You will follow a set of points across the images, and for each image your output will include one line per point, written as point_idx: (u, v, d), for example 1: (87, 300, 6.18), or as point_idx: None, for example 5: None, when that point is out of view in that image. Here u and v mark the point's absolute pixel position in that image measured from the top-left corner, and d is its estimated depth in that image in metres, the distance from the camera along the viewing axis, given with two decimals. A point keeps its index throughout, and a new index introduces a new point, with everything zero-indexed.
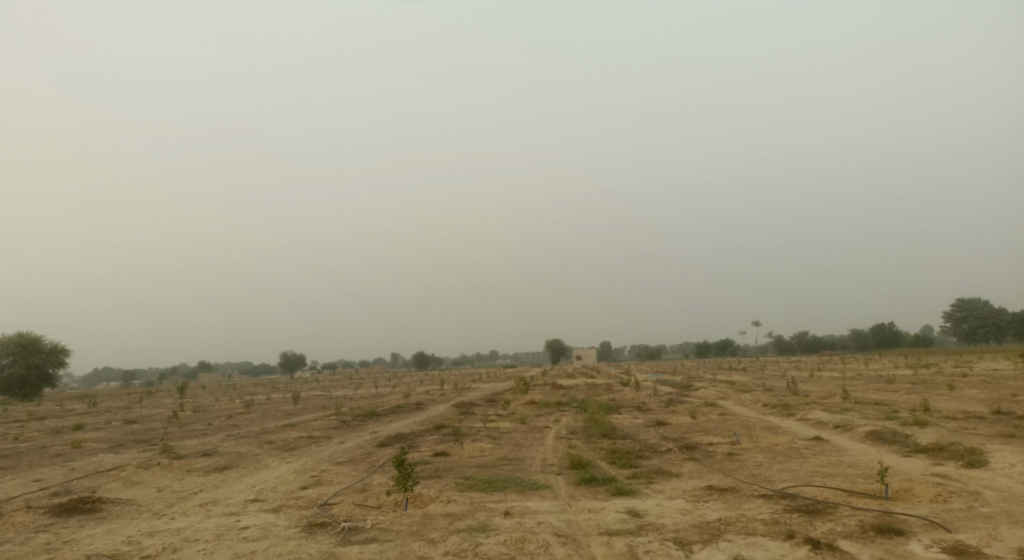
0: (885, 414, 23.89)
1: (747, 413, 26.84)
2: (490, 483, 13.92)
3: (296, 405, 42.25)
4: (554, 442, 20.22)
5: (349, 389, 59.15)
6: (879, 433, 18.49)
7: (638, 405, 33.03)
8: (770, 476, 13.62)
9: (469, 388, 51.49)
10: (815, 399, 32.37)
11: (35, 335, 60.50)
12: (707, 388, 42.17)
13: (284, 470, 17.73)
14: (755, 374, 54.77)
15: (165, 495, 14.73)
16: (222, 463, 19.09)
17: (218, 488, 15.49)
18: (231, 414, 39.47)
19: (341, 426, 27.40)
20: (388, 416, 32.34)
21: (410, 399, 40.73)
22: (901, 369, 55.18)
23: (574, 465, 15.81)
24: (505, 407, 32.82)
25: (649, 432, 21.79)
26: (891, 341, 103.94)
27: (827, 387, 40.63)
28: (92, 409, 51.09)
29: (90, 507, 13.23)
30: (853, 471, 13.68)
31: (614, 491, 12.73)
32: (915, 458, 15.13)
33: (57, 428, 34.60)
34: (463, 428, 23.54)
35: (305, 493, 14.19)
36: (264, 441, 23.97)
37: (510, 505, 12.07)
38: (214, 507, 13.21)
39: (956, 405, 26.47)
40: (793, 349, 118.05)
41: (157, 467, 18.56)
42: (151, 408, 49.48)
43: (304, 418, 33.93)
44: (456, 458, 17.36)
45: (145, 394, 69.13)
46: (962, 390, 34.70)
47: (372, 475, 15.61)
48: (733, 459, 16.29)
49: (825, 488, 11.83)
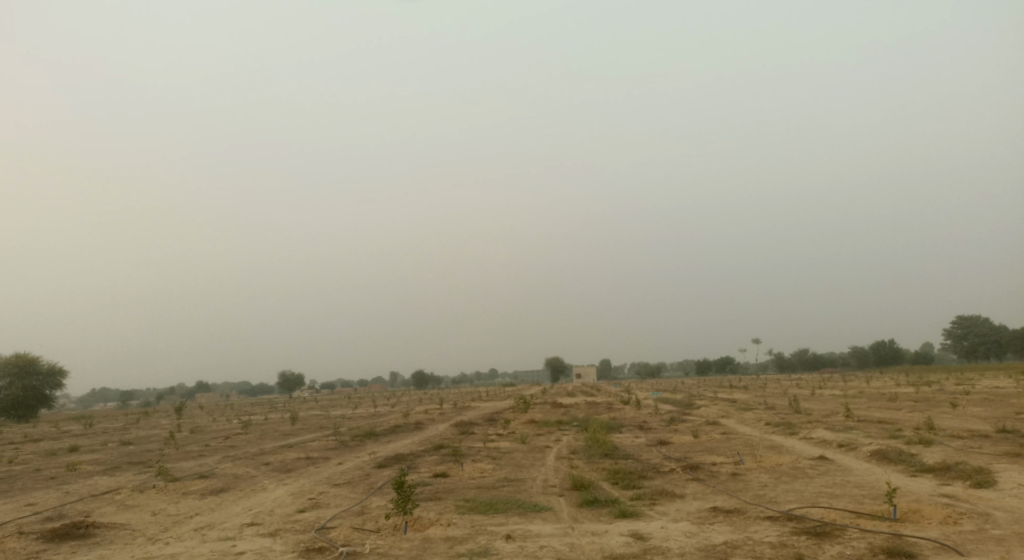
0: (889, 432, 23.65)
1: (750, 431, 26.60)
2: (490, 505, 13.71)
3: (294, 425, 41.92)
4: (555, 462, 19.98)
5: (348, 409, 58.76)
6: (885, 452, 18.28)
7: (640, 424, 32.76)
8: (775, 498, 13.40)
9: (469, 407, 51.16)
10: (818, 418, 32.12)
11: (33, 356, 60.24)
12: (709, 406, 41.91)
13: (282, 492, 17.48)
14: (756, 392, 54.47)
15: (159, 519, 14.49)
16: (219, 485, 18.84)
17: (214, 511, 15.25)
18: (229, 435, 39.13)
19: (339, 447, 27.13)
20: (387, 436, 32.06)
21: (409, 419, 40.41)
22: (904, 386, 54.89)
23: (576, 486, 15.59)
24: (505, 426, 32.55)
25: (651, 452, 21.55)
26: (892, 358, 103.66)
27: (830, 405, 40.36)
28: (89, 430, 50.66)
29: (83, 532, 12.99)
30: (860, 491, 13.48)
31: (618, 512, 12.51)
32: (922, 478, 14.92)
33: (53, 450, 34.26)
34: (463, 449, 23.28)
35: (302, 516, 13.96)
36: (261, 462, 23.70)
37: (512, 528, 11.85)
38: (210, 531, 12.98)
39: (961, 423, 26.24)
40: (794, 367, 117.69)
41: (153, 490, 18.30)
42: (148, 429, 49.09)
43: (302, 438, 33.62)
44: (456, 479, 17.13)
45: (142, 415, 68.65)
46: (966, 408, 34.46)
47: (370, 498, 15.38)
48: (737, 479, 16.08)
49: (832, 509, 11.62)
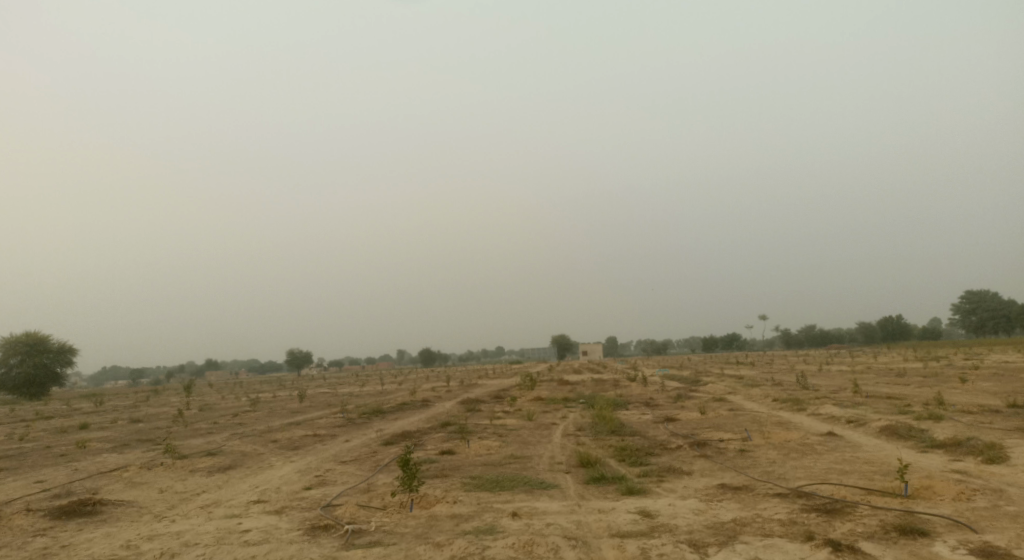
0: (898, 407, 23.47)
1: (756, 408, 26.49)
2: (497, 482, 13.62)
3: (301, 403, 42.15)
4: (562, 439, 19.93)
5: (355, 386, 59.05)
6: (894, 428, 18.13)
7: (647, 401, 32.72)
8: (784, 474, 13.27)
9: (475, 384, 51.19)
10: (826, 394, 31.96)
11: (43, 335, 60.63)
12: (715, 382, 41.77)
13: (288, 469, 17.51)
14: (763, 368, 54.34)
15: (166, 496, 14.51)
16: (226, 463, 18.89)
17: (221, 489, 15.27)
18: (236, 412, 39.33)
19: (346, 424, 27.20)
20: (394, 413, 32.13)
21: (416, 396, 40.56)
22: (911, 362, 54.64)
23: (582, 463, 15.51)
24: (511, 403, 32.56)
25: (658, 428, 21.46)
26: (900, 334, 103.23)
27: (838, 381, 40.19)
28: (100, 408, 51.10)
29: (90, 509, 13.01)
30: (870, 468, 13.31)
31: (625, 490, 12.41)
32: (933, 454, 14.75)
33: (63, 428, 34.57)
34: (469, 426, 23.27)
35: (308, 494, 13.93)
36: (269, 440, 23.77)
37: (518, 505, 11.76)
38: (216, 509, 12.97)
39: (971, 399, 26.01)
40: (801, 343, 117.53)
41: (161, 468, 18.37)
42: (157, 407, 49.47)
43: (309, 416, 33.77)
44: (462, 456, 17.09)
45: (151, 393, 69.09)
46: (975, 383, 34.19)
47: (377, 475, 15.35)
48: (744, 456, 15.95)
49: (842, 486, 11.48)
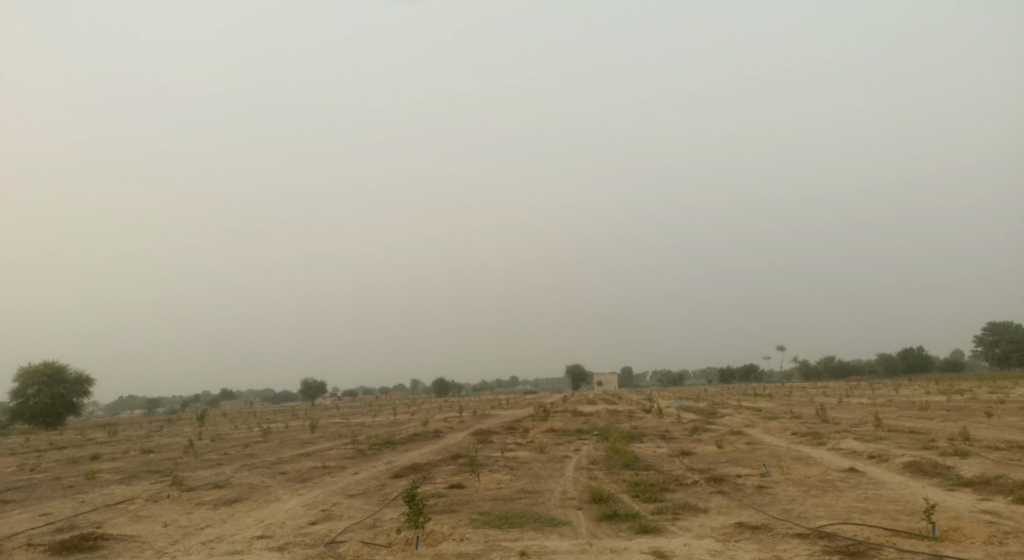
0: (922, 442, 22.75)
1: (775, 441, 25.82)
2: (506, 519, 13.23)
3: (313, 433, 41.87)
4: (574, 473, 19.45)
5: (367, 416, 58.65)
6: (919, 464, 17.51)
7: (662, 433, 32.09)
8: (804, 513, 12.76)
9: (488, 415, 50.64)
10: (846, 427, 31.16)
11: (60, 365, 61.12)
12: (732, 414, 41.05)
13: (295, 502, 17.21)
14: (782, 400, 53.35)
15: (170, 531, 14.25)
16: (233, 495, 18.63)
17: (226, 523, 14.98)
18: (248, 442, 39.08)
19: (356, 456, 26.85)
20: (405, 444, 31.74)
21: (428, 427, 40.16)
22: (934, 394, 53.33)
23: (595, 499, 15.06)
24: (524, 435, 32.08)
25: (674, 462, 20.94)
26: (921, 366, 101.20)
27: (859, 414, 39.21)
28: (113, 438, 51.08)
29: (91, 544, 12.77)
30: (894, 507, 12.78)
31: (638, 528, 11.98)
32: (960, 492, 14.16)
33: (74, 458, 34.49)
34: (480, 458, 22.83)
35: (313, 529, 13.62)
36: (277, 471, 23.48)
37: (527, 544, 11.38)
38: (218, 545, 12.68)
39: (997, 434, 25.18)
40: (819, 375, 115.62)
41: (167, 500, 18.14)
42: (170, 437, 49.36)
43: (320, 446, 33.47)
44: (472, 490, 16.71)
45: (166, 422, 69.02)
46: (1002, 417, 33.18)
47: (384, 510, 15.00)
48: (763, 493, 15.41)
49: (866, 527, 10.97)
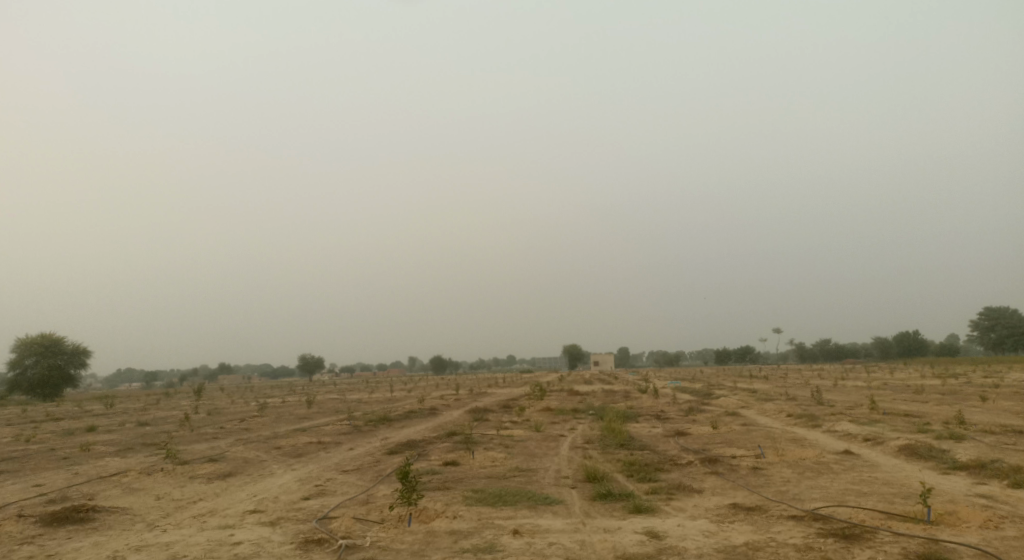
0: (917, 426, 22.76)
1: (771, 423, 25.84)
2: (499, 497, 13.17)
3: (309, 409, 41.93)
4: (569, 452, 19.42)
5: (364, 393, 58.80)
6: (914, 448, 17.49)
7: (657, 413, 32.13)
8: (799, 495, 12.70)
9: (485, 393, 50.74)
10: (842, 410, 31.20)
11: (58, 336, 61.03)
12: (728, 396, 41.14)
13: (289, 478, 17.15)
14: (777, 383, 53.45)
15: (162, 504, 14.18)
16: (226, 470, 18.58)
17: (218, 497, 14.92)
18: (244, 417, 39.15)
19: (352, 432, 26.85)
20: (401, 421, 31.77)
21: (424, 404, 40.23)
22: (929, 379, 53.44)
23: (589, 478, 15.01)
24: (520, 414, 32.13)
25: (668, 443, 20.95)
26: (916, 349, 101.62)
27: (854, 397, 39.26)
28: (110, 410, 51.16)
29: (82, 516, 12.70)
30: (890, 490, 12.73)
31: (632, 508, 11.92)
32: (955, 476, 14.12)
33: (70, 430, 34.51)
34: (475, 436, 22.81)
35: (306, 504, 13.57)
36: (272, 446, 23.46)
37: (520, 522, 11.31)
38: (210, 519, 12.61)
39: (993, 418, 25.23)
40: (815, 357, 116.03)
41: (161, 474, 18.09)
42: (167, 410, 49.46)
43: (316, 422, 33.50)
44: (466, 468, 16.65)
45: (164, 395, 69.19)
46: (996, 402, 33.25)
47: (377, 486, 14.95)
48: (757, 474, 15.37)
49: (861, 510, 10.91)
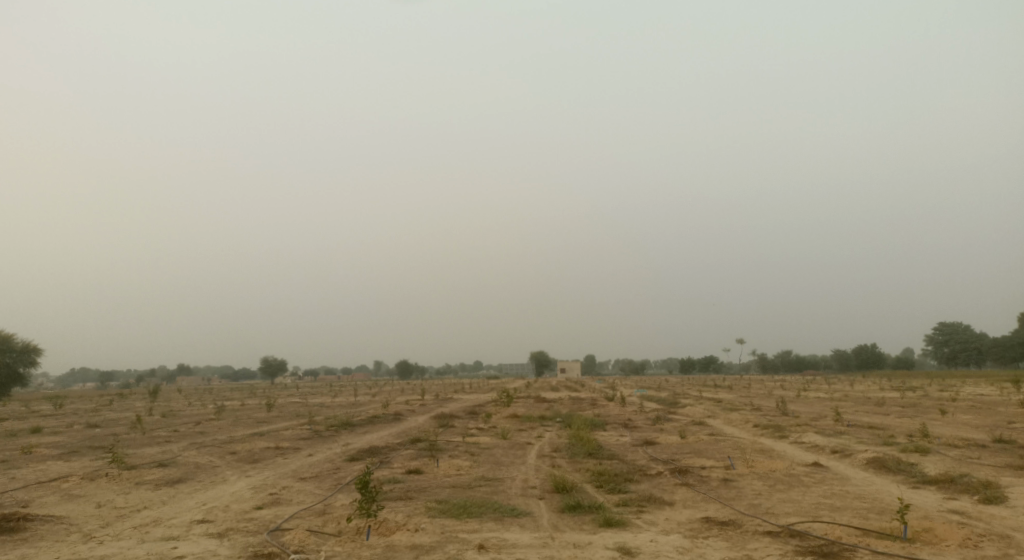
0: (882, 438, 22.85)
1: (738, 433, 25.73)
2: (464, 508, 12.57)
3: (269, 412, 40.67)
4: (536, 461, 18.90)
5: (326, 397, 57.52)
6: (882, 460, 17.41)
7: (625, 422, 31.87)
8: (772, 509, 12.40)
9: (451, 398, 49.96)
10: (807, 421, 31.32)
11: (8, 333, 58.17)
12: (694, 405, 41.20)
13: (242, 485, 16.29)
14: (742, 392, 53.86)
15: (102, 513, 13.23)
16: (176, 475, 17.61)
17: (165, 505, 14.01)
18: (200, 420, 37.72)
19: (312, 437, 25.89)
20: (364, 426, 30.93)
21: (388, 409, 39.34)
22: (888, 391, 54.47)
23: (557, 489, 14.53)
24: (486, 420, 31.57)
25: (637, 452, 20.60)
26: (874, 362, 103.91)
27: (817, 408, 39.57)
28: (59, 411, 49.02)
29: (12, 526, 11.71)
30: (862, 504, 12.50)
31: (602, 521, 11.45)
32: (925, 491, 13.99)
33: (12, 431, 32.72)
34: (440, 443, 22.15)
35: (258, 515, 12.80)
36: (227, 451, 22.45)
37: (485, 537, 10.74)
38: (152, 529, 11.75)
39: (954, 431, 25.51)
40: (776, 369, 117.71)
41: (104, 479, 17.05)
42: (119, 411, 47.51)
43: (276, 426, 32.43)
44: (430, 477, 16.01)
45: (119, 396, 66.64)
46: (955, 415, 33.79)
47: (335, 496, 14.21)
48: (728, 486, 15.05)
49: (836, 525, 10.62)
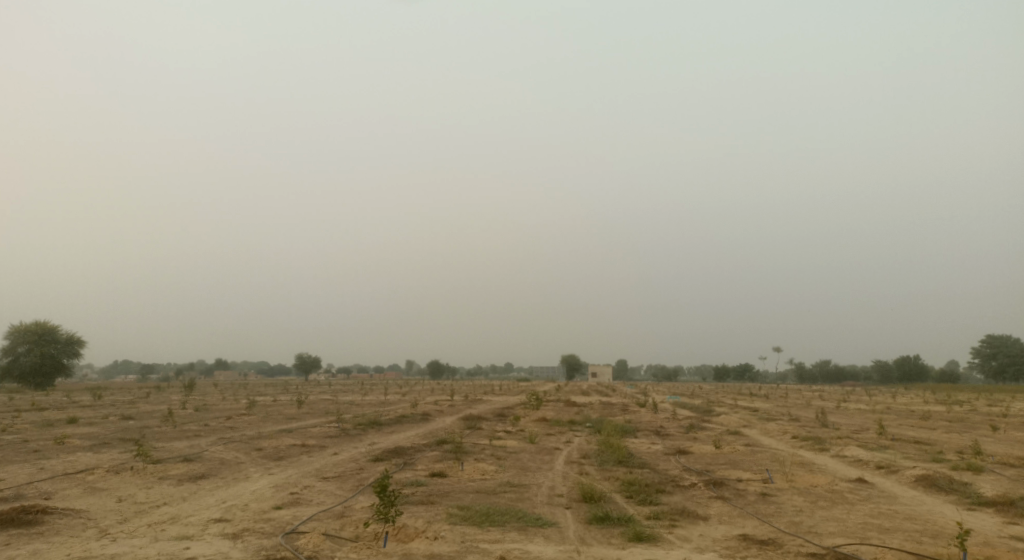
0: (931, 454, 21.65)
1: (775, 445, 24.71)
2: (487, 516, 12.06)
3: (298, 409, 40.72)
4: (564, 467, 18.30)
5: (356, 395, 57.67)
6: (932, 478, 16.38)
7: (657, 429, 31.01)
8: (815, 528, 11.58)
9: (480, 400, 49.41)
10: (848, 433, 30.04)
11: (53, 324, 59.57)
12: (729, 414, 40.03)
13: (264, 483, 16.05)
14: (778, 402, 52.30)
15: (121, 508, 13.07)
16: (200, 471, 17.51)
17: (185, 502, 13.82)
18: (230, 415, 37.87)
19: (338, 436, 25.68)
20: (392, 426, 30.68)
21: (417, 409, 39.05)
22: (933, 405, 52.26)
23: (585, 498, 13.91)
24: (515, 423, 31.02)
25: (669, 461, 19.85)
26: (916, 375, 100.44)
27: (858, 421, 38.11)
28: (97, 402, 49.94)
29: (30, 519, 11.59)
30: (914, 526, 11.60)
31: (632, 535, 10.83)
32: (982, 513, 13.00)
33: (49, 420, 33.34)
34: (466, 445, 21.69)
35: (277, 515, 12.49)
36: (254, 447, 22.35)
37: (507, 548, 10.20)
38: (168, 527, 11.49)
39: (1007, 449, 24.08)
40: (814, 379, 114.76)
41: (129, 473, 16.99)
42: (155, 404, 48.32)
43: (304, 423, 32.37)
44: (454, 480, 15.56)
45: (156, 389, 67.68)
46: (1007, 432, 32.12)
47: (356, 498, 13.83)
48: (767, 501, 14.26)
49: (887, 549, 9.80)
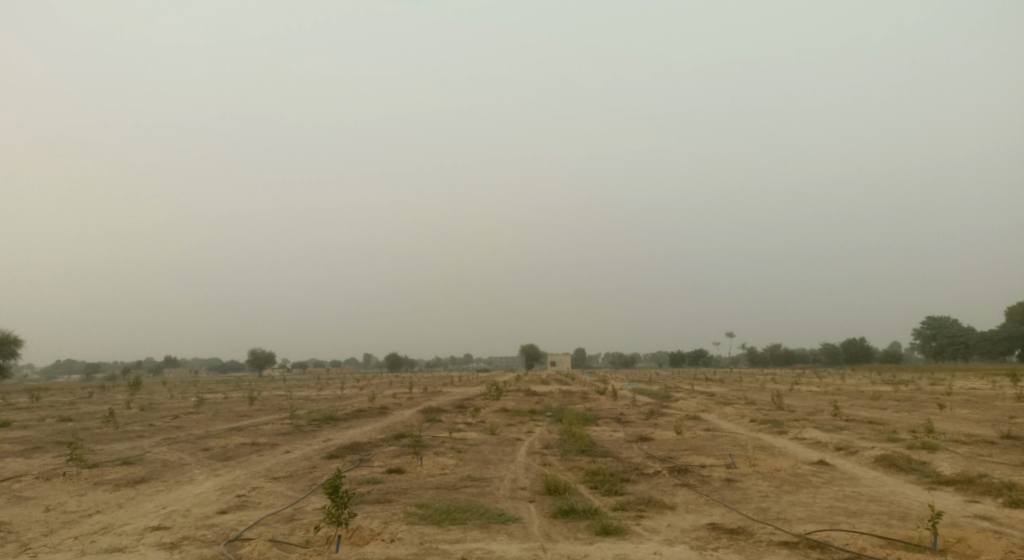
0: (887, 434, 21.91)
1: (735, 429, 24.71)
2: (447, 513, 11.45)
3: (250, 406, 39.21)
4: (526, 459, 17.80)
5: (313, 389, 56.01)
6: (892, 458, 16.45)
7: (618, 416, 30.84)
8: (783, 514, 11.35)
9: (439, 392, 48.48)
10: (804, 416, 30.36)
11: None
12: (687, 398, 40.29)
13: (209, 486, 15.08)
14: (733, 386, 53.02)
15: (48, 518, 12.02)
16: (139, 474, 16.41)
17: (121, 509, 12.83)
18: (178, 414, 36.18)
19: (291, 433, 24.64)
20: (348, 421, 29.68)
21: (375, 403, 38.07)
22: (880, 385, 53.69)
23: (549, 490, 13.43)
24: (475, 415, 30.43)
25: (632, 449, 19.56)
26: (862, 356, 103.76)
27: (813, 402, 38.76)
28: (35, 404, 47.32)
29: None
30: (880, 508, 11.50)
31: (599, 529, 10.38)
32: (944, 492, 13.01)
33: None
34: (425, 439, 21.01)
35: (221, 520, 11.63)
36: (200, 447, 21.18)
37: (469, 548, 9.62)
38: (99, 538, 10.54)
39: (956, 426, 24.60)
40: (765, 362, 117.50)
41: (60, 479, 15.79)
42: (98, 404, 46.12)
43: (256, 420, 31.17)
44: (412, 476, 14.91)
45: (98, 388, 64.40)
46: (953, 409, 33.05)
47: (308, 499, 13.05)
48: (732, 487, 14.03)
49: (858, 534, 9.58)
